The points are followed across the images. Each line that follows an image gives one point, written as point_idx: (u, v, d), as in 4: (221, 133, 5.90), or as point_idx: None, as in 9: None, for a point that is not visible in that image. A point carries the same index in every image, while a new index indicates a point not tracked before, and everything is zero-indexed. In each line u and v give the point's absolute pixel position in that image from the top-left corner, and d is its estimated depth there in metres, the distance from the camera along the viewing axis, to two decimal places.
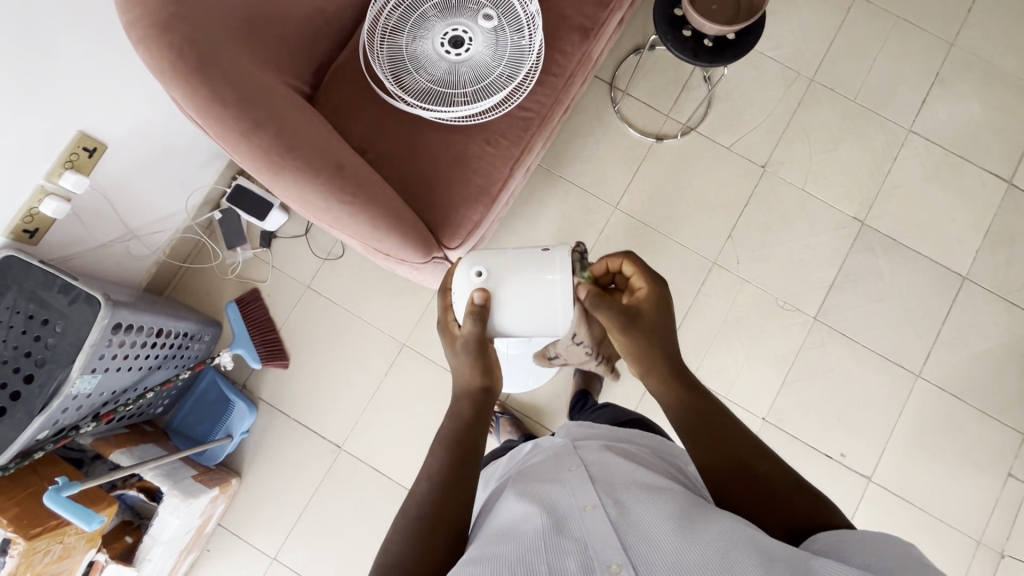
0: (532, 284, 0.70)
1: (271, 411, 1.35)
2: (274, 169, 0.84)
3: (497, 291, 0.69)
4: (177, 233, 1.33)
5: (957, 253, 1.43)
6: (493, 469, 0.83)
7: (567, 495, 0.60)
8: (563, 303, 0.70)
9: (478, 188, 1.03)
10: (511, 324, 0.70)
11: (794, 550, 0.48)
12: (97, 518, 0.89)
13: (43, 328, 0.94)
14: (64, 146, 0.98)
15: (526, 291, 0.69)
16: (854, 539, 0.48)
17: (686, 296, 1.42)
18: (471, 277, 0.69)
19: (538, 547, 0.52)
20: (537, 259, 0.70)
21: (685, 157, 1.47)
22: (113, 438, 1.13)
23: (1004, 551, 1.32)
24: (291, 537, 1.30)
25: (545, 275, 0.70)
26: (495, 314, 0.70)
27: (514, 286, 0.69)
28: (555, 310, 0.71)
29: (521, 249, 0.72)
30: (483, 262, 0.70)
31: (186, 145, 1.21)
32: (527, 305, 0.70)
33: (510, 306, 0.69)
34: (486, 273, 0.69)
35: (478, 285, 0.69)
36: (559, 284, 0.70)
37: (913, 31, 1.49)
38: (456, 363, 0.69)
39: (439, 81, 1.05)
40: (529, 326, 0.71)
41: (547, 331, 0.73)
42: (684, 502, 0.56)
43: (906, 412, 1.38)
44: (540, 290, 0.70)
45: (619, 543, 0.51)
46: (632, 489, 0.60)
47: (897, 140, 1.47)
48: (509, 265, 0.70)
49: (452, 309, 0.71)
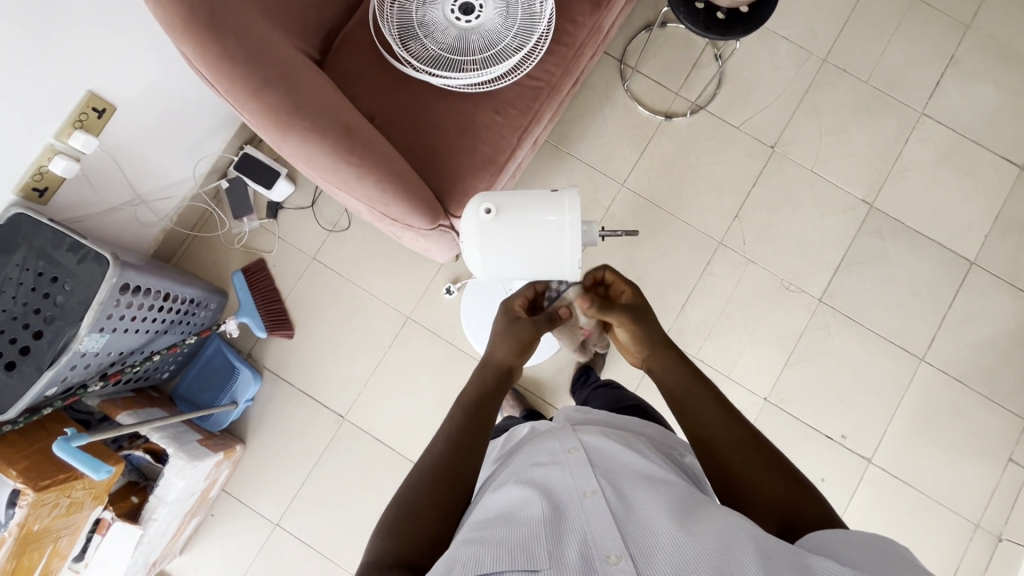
0: (535, 227, 0.73)
1: (277, 379, 1.36)
2: (283, 129, 0.84)
3: (503, 227, 0.73)
4: (185, 200, 1.34)
5: (966, 237, 1.42)
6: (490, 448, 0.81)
7: (566, 482, 0.60)
8: (568, 243, 0.73)
9: (485, 157, 1.03)
10: (502, 262, 0.76)
11: (789, 546, 0.50)
12: (105, 468, 0.92)
13: (52, 286, 0.95)
14: (74, 105, 0.98)
15: (525, 233, 0.73)
16: (852, 540, 0.49)
17: (692, 275, 1.42)
18: (479, 214, 0.74)
19: (539, 533, 0.52)
20: (548, 200, 0.73)
21: (694, 136, 1.46)
22: (119, 400, 1.14)
23: (1001, 535, 1.32)
24: (295, 504, 1.32)
25: (553, 216, 0.73)
26: (489, 250, 0.75)
27: (521, 223, 0.73)
28: (556, 257, 0.74)
29: (532, 192, 0.74)
30: (493, 201, 0.74)
31: (196, 112, 1.21)
32: (531, 244, 0.73)
33: (515, 244, 0.73)
34: (495, 210, 0.73)
35: (483, 222, 0.74)
36: (566, 224, 0.73)
37: (929, 12, 1.47)
38: (502, 340, 0.73)
39: (449, 48, 1.02)
40: (526, 266, 0.75)
41: (554, 272, 0.76)
42: (684, 497, 0.57)
43: (908, 396, 1.38)
44: (547, 228, 0.73)
45: (619, 533, 0.52)
46: (632, 478, 0.60)
47: (909, 122, 1.45)
48: (518, 204, 0.73)
49: (462, 243, 0.76)
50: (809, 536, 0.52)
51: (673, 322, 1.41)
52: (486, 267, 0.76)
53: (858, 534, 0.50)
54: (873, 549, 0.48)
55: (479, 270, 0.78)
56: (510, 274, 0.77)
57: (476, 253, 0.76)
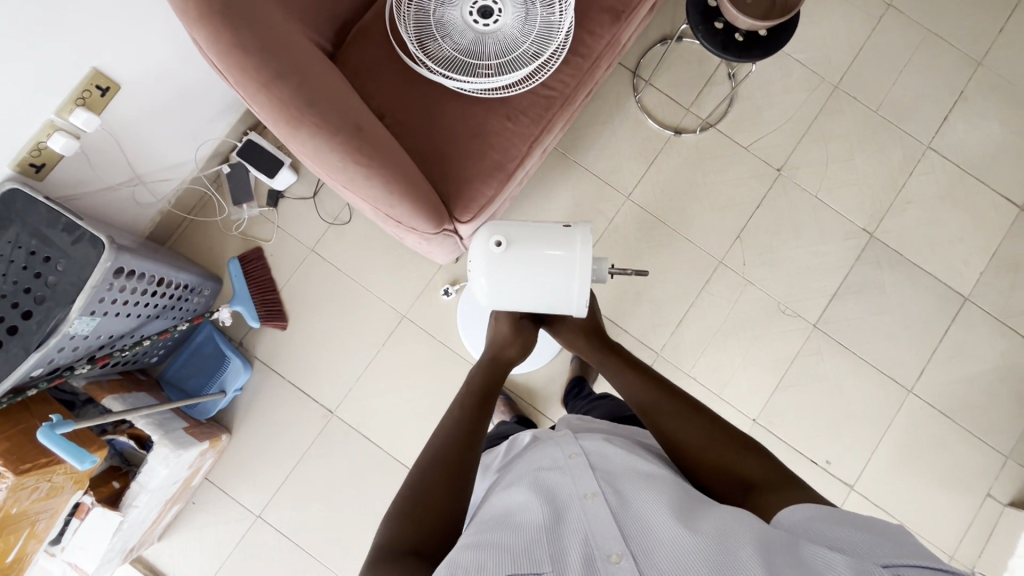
0: (543, 263, 0.74)
1: (267, 370, 1.35)
2: (292, 123, 0.83)
3: (511, 260, 0.74)
4: (184, 183, 1.31)
5: (962, 272, 1.43)
6: (490, 458, 0.81)
7: (567, 483, 0.60)
8: (577, 280, 0.75)
9: (494, 164, 1.02)
10: (508, 293, 0.76)
11: (785, 537, 0.49)
12: (90, 458, 0.91)
13: (44, 266, 0.93)
14: (77, 82, 0.96)
15: (535, 267, 0.74)
16: (835, 521, 0.49)
17: (690, 292, 1.42)
18: (489, 246, 0.75)
19: (540, 538, 0.51)
20: (559, 234, 0.75)
21: (701, 154, 1.46)
22: (105, 383, 1.12)
23: (974, 568, 1.34)
24: (278, 497, 1.31)
25: (565, 251, 0.74)
26: (497, 281, 0.75)
27: (530, 257, 0.74)
28: (564, 295, 0.76)
29: (543, 224, 0.76)
30: (502, 232, 0.75)
31: (201, 95, 1.19)
32: (540, 278, 0.74)
33: (523, 277, 0.75)
34: (505, 243, 0.74)
35: (493, 253, 0.75)
36: (577, 260, 0.74)
37: (942, 45, 1.48)
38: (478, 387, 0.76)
39: (464, 51, 1.01)
40: (534, 298, 0.76)
41: (561, 304, 0.77)
42: (683, 495, 0.57)
43: (893, 426, 1.39)
44: (558, 263, 0.74)
45: (619, 531, 0.52)
46: (632, 478, 0.60)
47: (914, 154, 1.46)
48: (528, 235, 0.75)
49: (467, 269, 0.78)
50: (792, 511, 0.53)
51: (668, 338, 1.41)
52: (491, 296, 0.77)
53: (840, 516, 0.49)
54: (860, 530, 0.47)
55: (483, 300, 0.78)
56: (517, 305, 0.78)
57: (483, 282, 0.76)
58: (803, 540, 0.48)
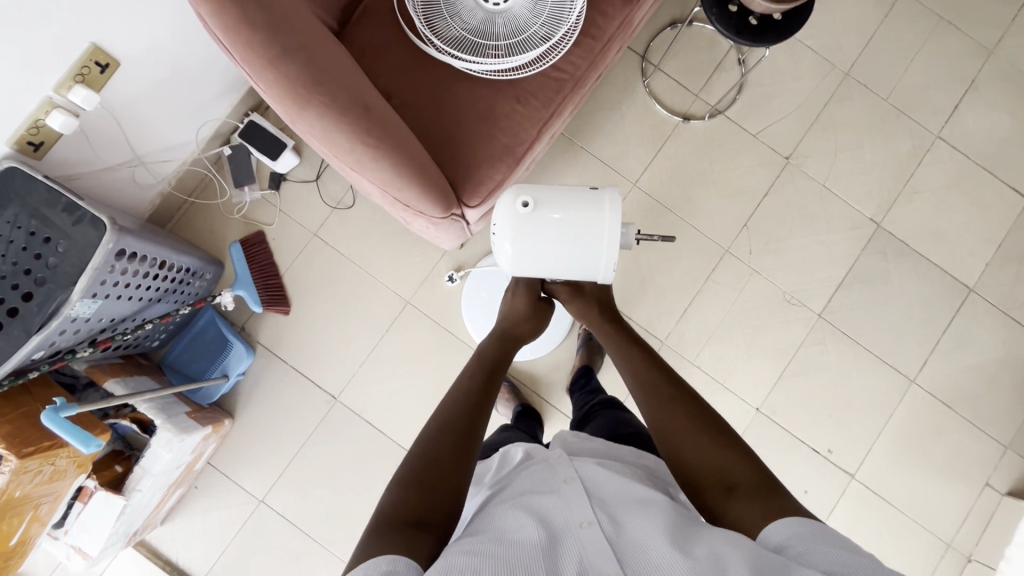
0: (572, 228, 0.74)
1: (269, 355, 1.34)
2: (301, 100, 0.81)
3: (538, 222, 0.74)
4: (185, 165, 1.29)
5: (967, 263, 1.43)
6: (482, 468, 0.76)
7: (559, 508, 0.58)
8: (606, 245, 0.74)
9: (503, 147, 1.00)
10: (534, 257, 0.76)
11: (775, 557, 0.49)
12: (95, 442, 0.90)
13: (44, 247, 0.91)
14: (76, 58, 0.93)
15: (563, 230, 0.74)
16: (824, 542, 0.49)
17: (696, 281, 1.41)
18: (516, 207, 0.74)
19: (535, 559, 0.50)
20: (588, 199, 0.75)
21: (709, 141, 1.44)
22: (107, 366, 1.11)
23: (971, 556, 1.36)
24: (281, 482, 1.30)
25: (593, 214, 0.74)
26: (524, 244, 0.75)
27: (557, 219, 0.74)
28: (592, 260, 0.76)
29: (571, 189, 0.76)
30: (529, 194, 0.75)
31: (202, 74, 1.16)
32: (567, 242, 0.74)
33: (550, 240, 0.74)
34: (532, 204, 0.74)
35: (519, 215, 0.74)
36: (605, 224, 0.74)
37: (955, 33, 1.46)
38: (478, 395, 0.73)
39: (474, 31, 0.99)
40: (559, 263, 0.76)
41: (587, 270, 0.77)
42: (678, 521, 0.56)
43: (895, 416, 1.40)
44: (587, 226, 0.74)
45: (615, 559, 0.51)
46: (627, 504, 0.59)
47: (923, 144, 1.45)
48: (554, 199, 0.74)
49: (491, 229, 0.77)
50: (781, 526, 0.52)
51: (673, 326, 1.41)
52: (516, 260, 0.77)
53: (829, 539, 0.49)
54: (848, 555, 0.47)
55: (508, 264, 0.77)
56: (543, 270, 0.77)
57: (509, 246, 0.76)
58: (793, 561, 0.48)
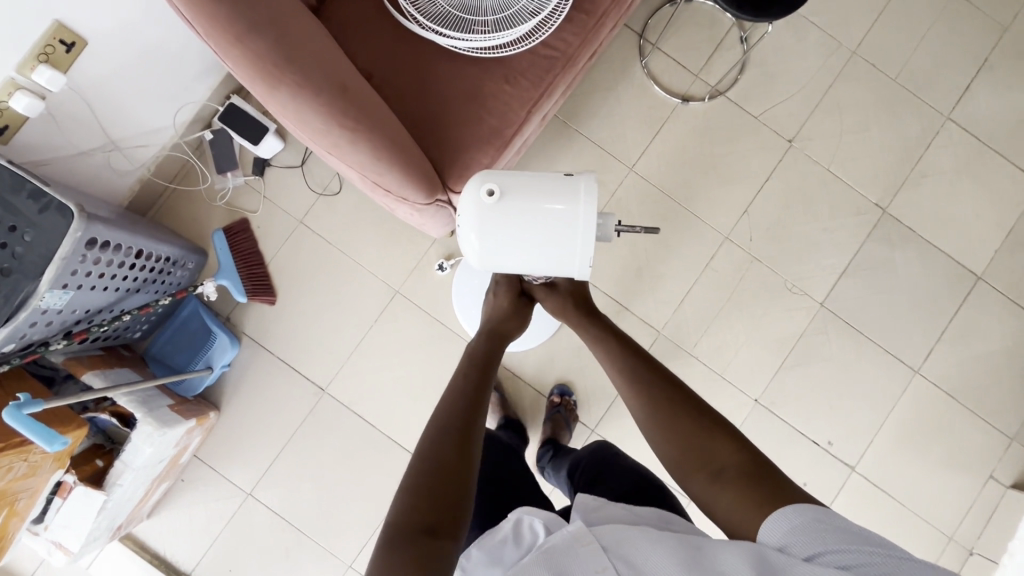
0: (542, 216, 0.69)
1: (255, 346, 1.30)
2: (271, 80, 0.76)
3: (506, 212, 0.70)
4: (164, 149, 1.24)
5: (975, 250, 1.38)
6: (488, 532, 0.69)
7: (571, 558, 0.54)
8: (580, 236, 0.70)
9: (490, 129, 0.95)
10: (503, 247, 0.72)
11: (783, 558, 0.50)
12: (60, 440, 0.86)
13: (10, 236, 0.87)
14: (39, 35, 0.89)
15: (531, 220, 0.69)
16: (829, 531, 0.50)
17: (694, 269, 1.37)
18: (481, 195, 0.70)
19: None
20: (560, 186, 0.70)
21: (710, 124, 1.38)
22: (86, 359, 1.08)
23: (973, 550, 1.33)
24: (268, 475, 1.28)
25: (565, 202, 0.69)
26: (491, 235, 0.71)
27: (525, 209, 0.69)
28: (565, 251, 0.71)
29: (542, 175, 0.71)
30: (496, 181, 0.70)
31: (178, 54, 1.11)
32: (537, 234, 0.70)
33: (518, 232, 0.70)
34: (498, 193, 0.69)
35: (486, 205, 0.70)
36: (577, 213, 0.69)
37: (968, 9, 1.39)
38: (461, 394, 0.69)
39: (459, 5, 0.93)
40: (530, 256, 0.72)
41: (561, 263, 0.72)
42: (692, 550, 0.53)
43: (898, 407, 1.36)
44: (557, 215, 0.69)
45: None
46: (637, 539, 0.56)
47: (933, 126, 1.39)
48: (522, 187, 0.70)
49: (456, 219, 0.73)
50: (783, 515, 0.52)
51: (670, 316, 1.37)
52: (484, 253, 0.72)
53: (833, 525, 0.50)
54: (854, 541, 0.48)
55: (477, 258, 0.73)
56: (514, 264, 0.73)
57: (475, 239, 0.71)
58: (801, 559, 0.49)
